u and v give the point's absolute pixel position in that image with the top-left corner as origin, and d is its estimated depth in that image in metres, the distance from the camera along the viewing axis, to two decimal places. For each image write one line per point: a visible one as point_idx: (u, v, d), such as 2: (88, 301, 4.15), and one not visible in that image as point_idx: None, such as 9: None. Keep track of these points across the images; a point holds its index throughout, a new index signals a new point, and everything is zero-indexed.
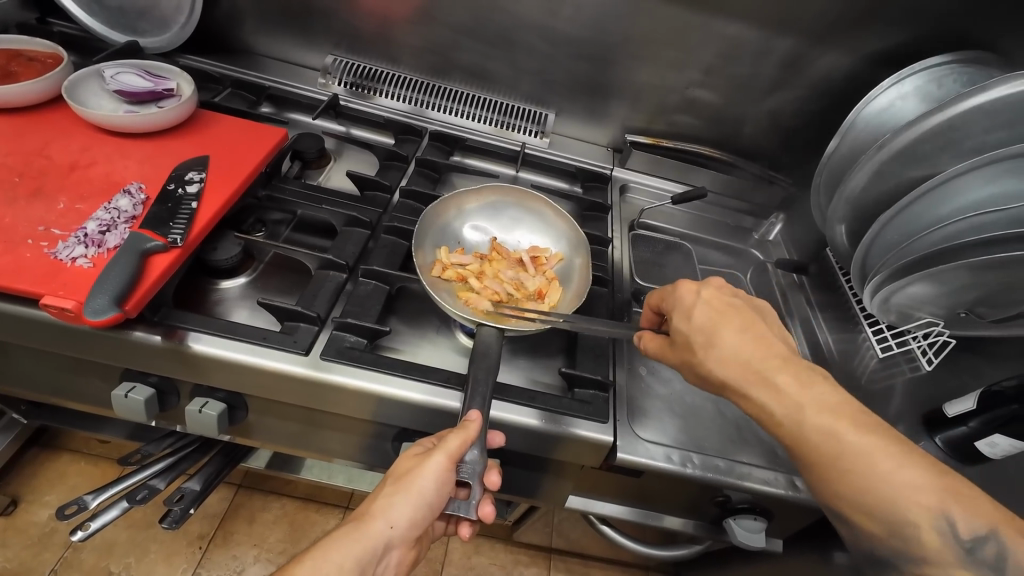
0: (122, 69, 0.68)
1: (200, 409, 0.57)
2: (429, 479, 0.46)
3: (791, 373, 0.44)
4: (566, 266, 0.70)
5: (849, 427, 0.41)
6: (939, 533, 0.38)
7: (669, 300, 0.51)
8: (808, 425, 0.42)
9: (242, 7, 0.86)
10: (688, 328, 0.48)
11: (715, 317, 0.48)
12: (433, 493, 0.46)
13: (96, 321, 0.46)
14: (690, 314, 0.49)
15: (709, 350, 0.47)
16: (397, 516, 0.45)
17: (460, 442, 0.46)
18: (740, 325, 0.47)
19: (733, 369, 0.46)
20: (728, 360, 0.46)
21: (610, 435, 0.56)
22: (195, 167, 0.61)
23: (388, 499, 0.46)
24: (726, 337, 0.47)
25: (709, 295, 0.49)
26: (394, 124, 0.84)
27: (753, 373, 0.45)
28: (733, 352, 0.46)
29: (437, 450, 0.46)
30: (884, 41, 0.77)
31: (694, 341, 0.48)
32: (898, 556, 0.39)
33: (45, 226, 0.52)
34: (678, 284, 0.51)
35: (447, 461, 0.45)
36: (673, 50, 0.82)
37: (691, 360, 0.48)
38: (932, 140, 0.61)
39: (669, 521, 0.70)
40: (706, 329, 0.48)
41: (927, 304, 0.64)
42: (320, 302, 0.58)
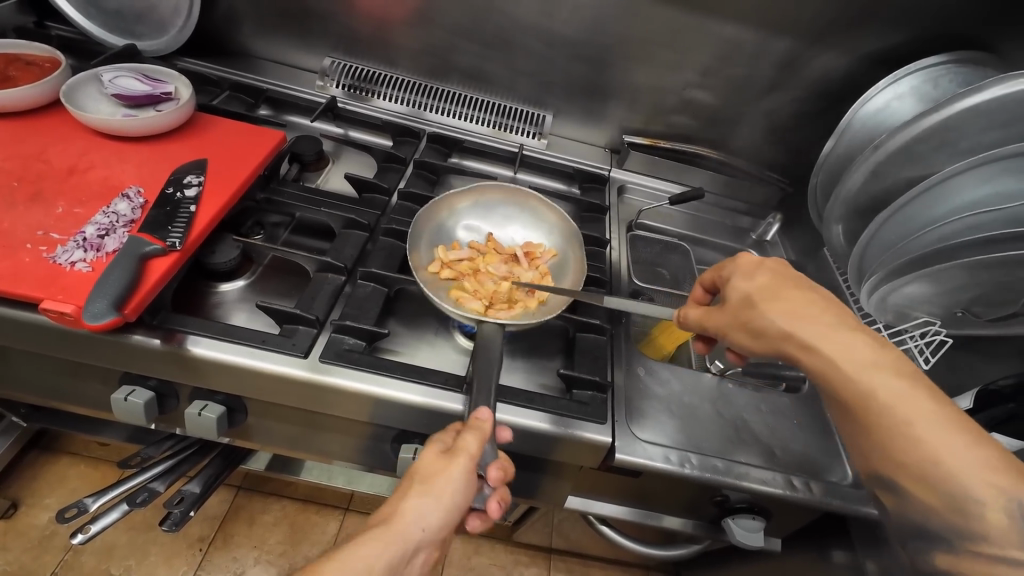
0: (120, 73, 0.68)
1: (200, 412, 0.57)
2: (457, 481, 0.46)
3: (862, 335, 0.42)
4: (561, 260, 0.70)
5: (920, 395, 0.37)
6: (1007, 513, 0.33)
7: (728, 269, 0.51)
8: (876, 384, 0.39)
9: (240, 10, 0.87)
10: (747, 288, 0.48)
11: (778, 279, 0.47)
12: (460, 495, 0.47)
13: (95, 325, 0.46)
14: (753, 276, 0.48)
15: (773, 304, 0.45)
16: (429, 518, 0.45)
17: (478, 440, 0.47)
18: (807, 290, 0.46)
19: (797, 320, 0.44)
20: (793, 311, 0.44)
21: (608, 436, 0.56)
22: (193, 170, 0.61)
23: (416, 503, 0.46)
24: (790, 293, 0.45)
25: (774, 266, 0.49)
26: (392, 126, 0.84)
27: (819, 328, 0.42)
28: (798, 308, 0.44)
29: (460, 451, 0.46)
30: (880, 41, 0.77)
31: (756, 298, 0.47)
32: (952, 533, 0.35)
33: (44, 230, 0.52)
34: (738, 256, 0.51)
35: (470, 462, 0.46)
36: (670, 51, 0.83)
37: (748, 315, 0.47)
38: (928, 140, 0.62)
39: (668, 520, 0.70)
40: (768, 288, 0.47)
41: (923, 303, 0.64)
42: (318, 304, 0.58)
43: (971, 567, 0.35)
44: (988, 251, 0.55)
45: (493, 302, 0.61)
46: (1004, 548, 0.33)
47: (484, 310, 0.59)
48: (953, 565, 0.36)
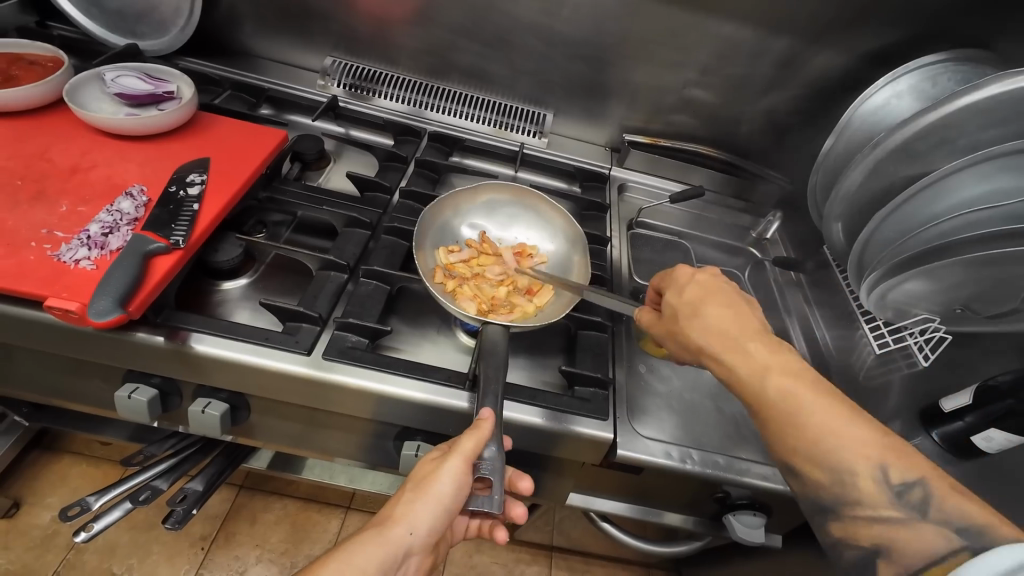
0: (122, 72, 0.68)
1: (203, 409, 0.57)
2: (446, 483, 0.46)
3: (764, 343, 0.46)
4: (564, 262, 0.71)
5: (804, 390, 0.43)
6: (874, 479, 0.40)
7: (666, 280, 0.53)
8: (769, 386, 0.44)
9: (241, 9, 0.87)
10: (678, 301, 0.50)
11: (700, 293, 0.50)
12: (451, 497, 0.46)
13: (100, 322, 0.46)
14: (682, 291, 0.51)
15: (694, 321, 0.49)
16: (418, 521, 0.46)
17: (474, 444, 0.46)
18: (726, 302, 0.49)
19: (711, 336, 0.47)
20: (709, 329, 0.48)
21: (610, 432, 0.57)
22: (196, 169, 0.62)
23: (408, 504, 0.46)
24: (709, 309, 0.48)
25: (702, 278, 0.51)
26: (394, 125, 0.85)
27: (728, 340, 0.47)
28: (712, 324, 0.48)
29: (453, 453, 0.46)
30: (879, 40, 0.78)
31: (680, 313, 0.50)
32: (840, 504, 0.41)
33: (48, 229, 0.52)
34: (675, 268, 0.52)
35: (462, 463, 0.46)
36: (670, 49, 0.83)
37: (675, 329, 0.50)
38: (927, 138, 0.62)
39: (669, 517, 0.70)
40: (692, 303, 0.49)
41: (923, 300, 0.65)
42: (321, 302, 0.58)
43: (858, 530, 0.41)
44: (986, 248, 0.55)
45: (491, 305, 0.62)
46: (878, 508, 0.40)
47: (480, 312, 0.60)
48: (845, 531, 0.42)
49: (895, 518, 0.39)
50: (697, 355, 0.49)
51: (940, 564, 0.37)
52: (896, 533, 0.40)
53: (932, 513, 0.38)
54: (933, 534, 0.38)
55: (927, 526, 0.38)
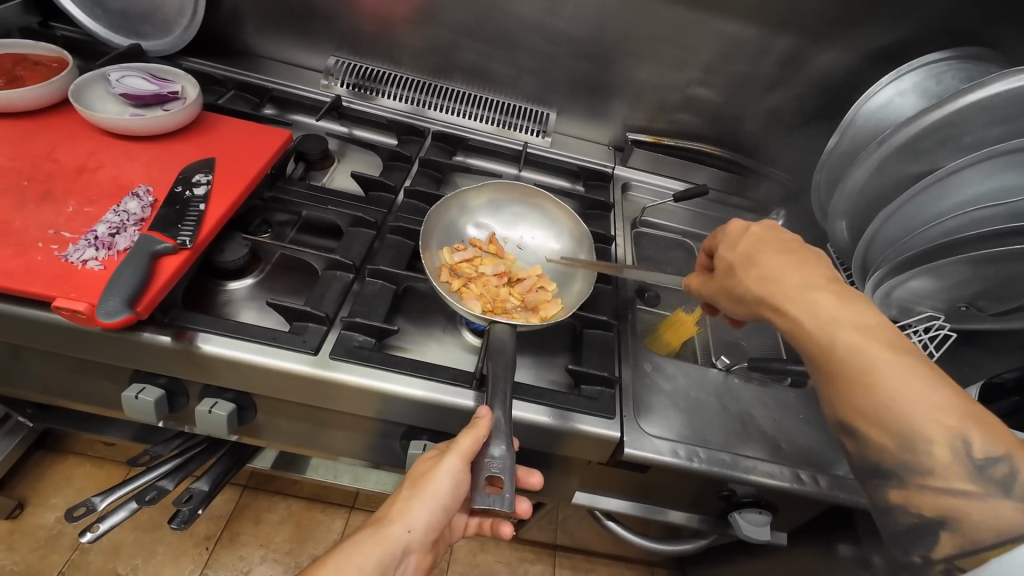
0: (127, 73, 0.68)
1: (210, 409, 0.57)
2: (443, 481, 0.46)
3: (835, 295, 0.42)
4: (570, 262, 0.71)
5: (879, 346, 0.39)
6: (953, 450, 0.36)
7: (719, 238, 0.53)
8: (841, 339, 0.40)
9: (244, 10, 0.87)
10: (731, 255, 0.50)
11: (756, 246, 0.48)
12: (448, 495, 0.47)
13: (108, 323, 0.46)
14: (736, 243, 0.50)
15: (750, 270, 0.47)
16: (415, 519, 0.46)
17: (472, 441, 0.46)
18: (788, 252, 0.47)
19: (770, 285, 0.45)
20: (768, 277, 0.46)
21: (617, 431, 0.57)
22: (202, 169, 0.62)
23: (404, 503, 0.47)
24: (768, 258, 0.47)
25: (759, 230, 0.50)
26: (397, 125, 0.85)
27: (789, 289, 0.44)
28: (772, 273, 0.46)
29: (451, 451, 0.46)
30: (883, 38, 0.78)
31: (734, 265, 0.49)
32: (905, 470, 0.38)
33: (55, 229, 0.52)
34: (728, 223, 0.52)
35: (460, 460, 0.46)
36: (673, 48, 0.83)
37: (729, 283, 0.49)
38: (932, 135, 0.62)
39: (673, 515, 0.71)
40: (746, 255, 0.49)
41: (928, 298, 0.65)
42: (328, 301, 0.58)
43: (919, 499, 0.38)
44: (990, 245, 0.55)
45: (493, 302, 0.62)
46: (949, 479, 0.36)
47: (484, 308, 0.60)
48: (905, 499, 0.38)
49: (971, 492, 0.35)
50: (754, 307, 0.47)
51: (1013, 541, 0.33)
52: (960, 503, 0.36)
53: (1015, 489, 0.34)
54: (1013, 512, 0.34)
55: (1003, 501, 0.35)
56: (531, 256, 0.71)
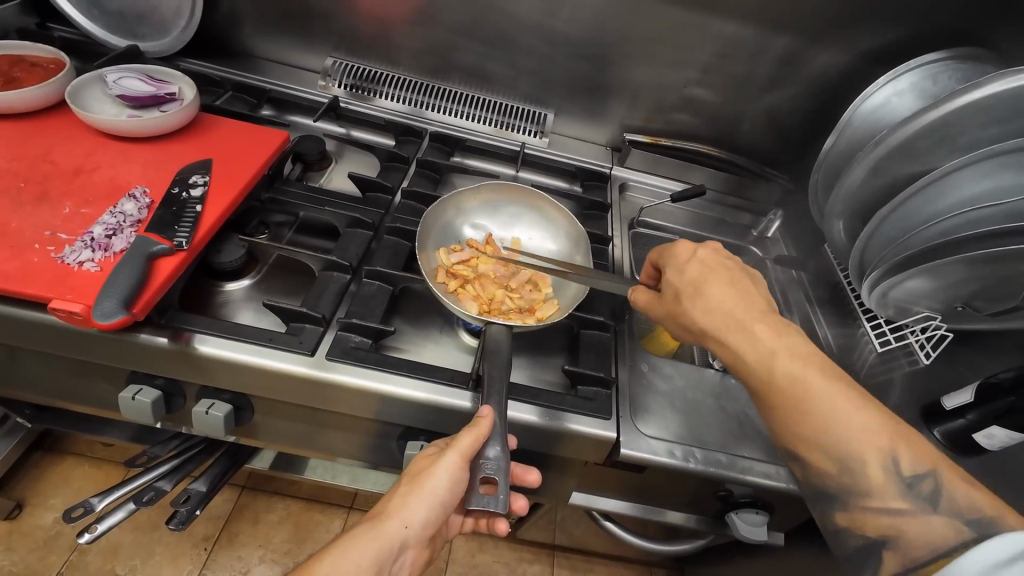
0: (124, 73, 0.68)
1: (207, 410, 0.57)
2: (441, 478, 0.47)
3: (773, 329, 0.46)
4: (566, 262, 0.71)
5: (815, 376, 0.43)
6: (885, 471, 0.40)
7: (667, 256, 0.53)
8: (778, 369, 0.44)
9: (243, 11, 0.87)
10: (678, 280, 0.51)
11: (703, 275, 0.50)
12: (446, 492, 0.47)
13: (104, 324, 0.46)
14: (682, 269, 0.51)
15: (697, 300, 0.49)
16: (412, 515, 0.47)
17: (472, 439, 0.46)
18: (730, 282, 0.50)
19: (715, 318, 0.48)
20: (713, 310, 0.48)
21: (613, 431, 0.57)
22: (198, 170, 0.62)
23: (402, 499, 0.47)
24: (713, 291, 0.49)
25: (704, 256, 0.52)
26: (395, 126, 0.85)
27: (732, 323, 0.47)
28: (718, 306, 0.48)
29: (452, 448, 0.46)
30: (880, 39, 0.78)
31: (682, 292, 0.50)
32: (851, 496, 0.42)
33: (52, 231, 0.52)
34: (676, 243, 0.54)
35: (459, 459, 0.46)
36: (671, 49, 0.83)
37: (677, 310, 0.51)
38: (928, 136, 0.62)
39: (671, 515, 0.71)
40: (693, 282, 0.50)
41: (925, 298, 0.65)
42: (324, 302, 0.58)
43: (865, 521, 0.42)
44: (986, 245, 0.55)
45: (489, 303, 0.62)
46: (886, 500, 0.40)
47: (480, 310, 0.60)
48: (853, 522, 0.42)
49: (904, 509, 0.40)
50: (701, 336, 0.49)
51: (944, 557, 0.37)
52: (901, 522, 0.40)
53: (942, 506, 0.39)
54: (943, 526, 0.38)
55: (936, 518, 0.39)
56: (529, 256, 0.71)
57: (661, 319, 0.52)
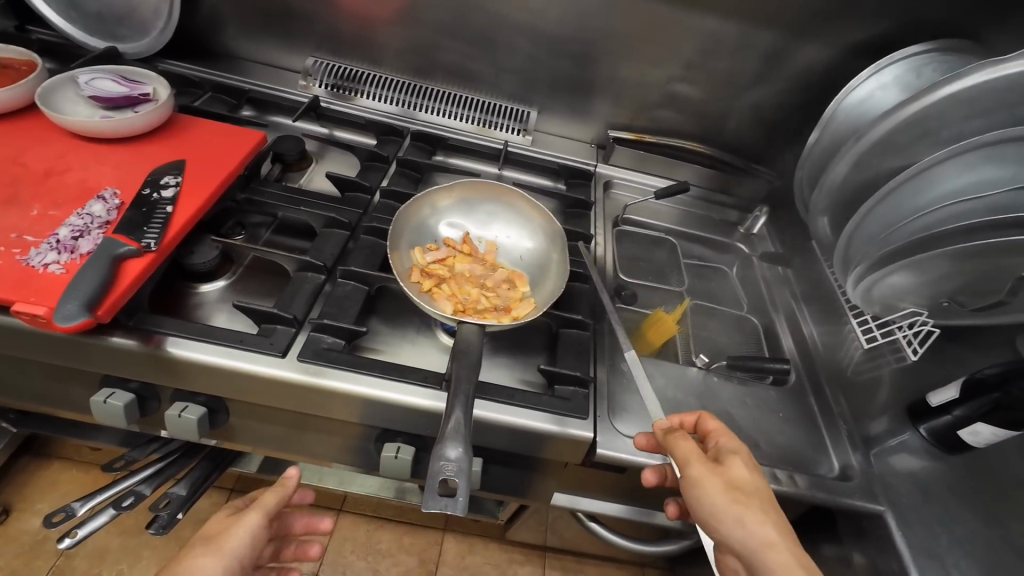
0: (97, 75, 0.67)
1: (179, 413, 0.57)
2: (242, 537, 0.51)
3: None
4: (543, 260, 0.70)
5: None
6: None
7: (729, 442, 0.52)
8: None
9: (222, 10, 0.86)
10: (736, 467, 0.49)
11: (772, 492, 0.48)
12: (247, 551, 0.51)
13: (67, 327, 0.45)
14: (752, 465, 0.50)
15: (756, 498, 0.47)
16: (201, 573, 0.47)
17: (275, 496, 0.55)
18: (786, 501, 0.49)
19: (770, 523, 0.46)
20: (782, 529, 0.46)
21: (591, 432, 0.55)
22: (171, 171, 0.61)
23: (195, 558, 0.48)
24: (771, 503, 0.47)
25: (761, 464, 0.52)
26: (376, 125, 0.84)
27: (784, 538, 0.45)
28: (786, 527, 0.46)
29: (253, 508, 0.53)
30: (863, 32, 0.77)
31: (745, 484, 0.48)
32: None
33: (18, 233, 0.51)
34: (738, 439, 0.53)
35: (263, 517, 0.53)
36: (654, 45, 0.82)
37: (732, 494, 0.47)
38: (910, 129, 0.62)
39: (661, 517, 0.71)
40: (766, 490, 0.48)
41: (909, 293, 0.64)
42: (298, 304, 0.58)
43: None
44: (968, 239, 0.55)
45: (463, 302, 0.61)
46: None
47: (453, 309, 0.59)
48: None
49: None
50: (756, 544, 0.45)
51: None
52: None
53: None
54: None
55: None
56: (507, 254, 0.71)
57: (710, 493, 0.46)
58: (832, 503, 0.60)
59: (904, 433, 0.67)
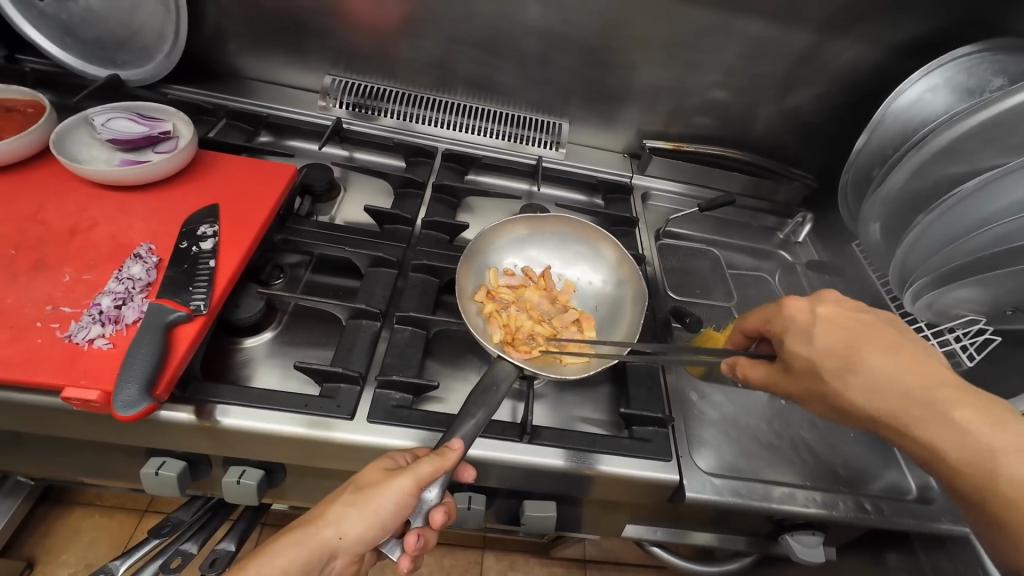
0: (112, 114, 0.63)
1: (238, 479, 0.53)
2: (389, 500, 0.42)
3: (968, 406, 0.39)
4: (614, 314, 0.65)
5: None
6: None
7: (783, 325, 0.47)
8: (1001, 467, 0.37)
9: (228, 28, 0.80)
10: (812, 354, 0.45)
11: (845, 342, 0.44)
12: (392, 516, 0.43)
13: (126, 415, 0.42)
14: (811, 338, 0.45)
15: (851, 377, 0.43)
16: (349, 527, 0.42)
17: (433, 469, 0.43)
18: (884, 347, 0.43)
19: (884, 398, 0.42)
20: (878, 388, 0.42)
21: (675, 474, 0.54)
22: (207, 219, 0.57)
23: (342, 507, 0.43)
24: (868, 365, 0.42)
25: (828, 312, 0.45)
26: (404, 147, 0.80)
27: (916, 405, 0.40)
28: (881, 379, 0.42)
29: (405, 471, 0.43)
30: (911, 31, 0.74)
31: (825, 367, 0.44)
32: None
33: (53, 304, 0.48)
34: (786, 305, 0.48)
35: (412, 485, 0.43)
36: (691, 51, 0.78)
37: (822, 388, 0.44)
38: (976, 138, 0.57)
39: (700, 537, 0.66)
40: (840, 351, 0.43)
41: (969, 303, 0.59)
42: (357, 357, 0.55)
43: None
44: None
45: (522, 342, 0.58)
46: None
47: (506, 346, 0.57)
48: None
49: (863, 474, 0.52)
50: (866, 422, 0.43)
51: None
52: None
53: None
54: None
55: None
56: (582, 300, 0.67)
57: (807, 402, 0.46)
58: (921, 529, 0.58)
59: None
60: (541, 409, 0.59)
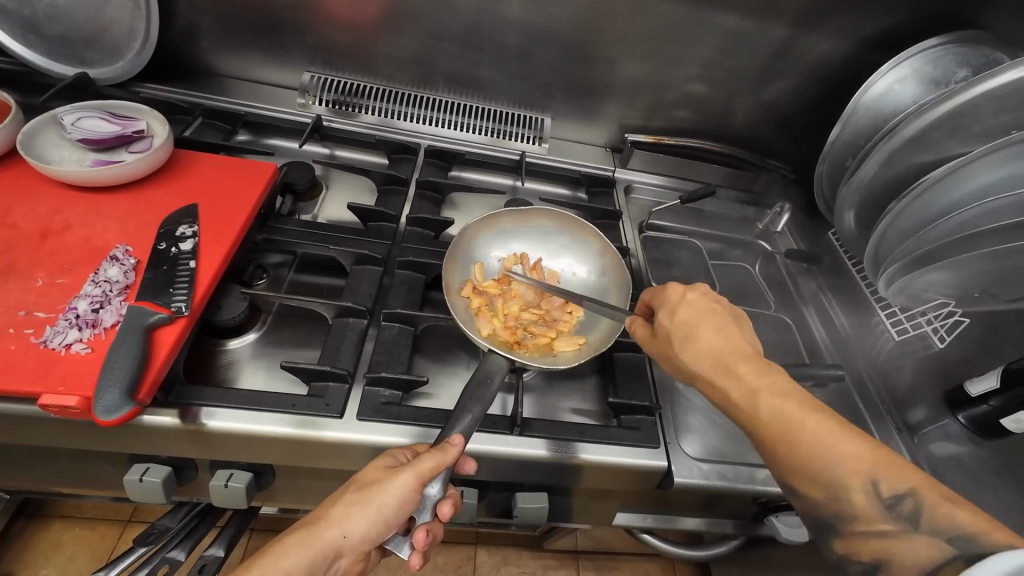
0: (83, 113, 0.61)
1: (226, 483, 0.52)
2: (393, 496, 0.42)
3: (752, 365, 0.46)
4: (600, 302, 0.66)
5: (795, 408, 0.43)
6: (866, 493, 0.40)
7: (656, 297, 0.51)
8: (761, 405, 0.44)
9: (201, 23, 0.78)
10: (670, 322, 0.49)
11: (686, 312, 0.49)
12: (395, 512, 0.43)
13: (109, 420, 0.41)
14: (674, 310, 0.49)
15: (687, 343, 0.48)
16: (353, 525, 0.42)
17: (435, 464, 0.43)
18: (716, 325, 0.48)
19: (706, 360, 0.47)
20: (701, 351, 0.47)
21: (664, 461, 0.56)
22: (185, 219, 0.56)
23: (347, 506, 0.42)
24: (703, 334, 0.48)
25: (695, 298, 0.49)
26: (387, 144, 0.80)
27: (724, 365, 0.46)
28: (704, 349, 0.47)
29: (408, 467, 0.43)
30: (882, 23, 0.76)
31: (674, 334, 0.48)
32: (838, 520, 0.41)
33: (26, 310, 0.47)
34: (666, 283, 0.51)
35: (415, 481, 0.43)
36: (670, 44, 0.79)
37: (670, 353, 0.49)
38: (942, 127, 0.59)
39: (688, 522, 0.66)
40: (687, 324, 0.48)
41: (939, 287, 0.61)
42: (345, 356, 0.54)
43: (857, 546, 0.41)
44: (999, 241, 0.52)
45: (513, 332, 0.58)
46: (872, 523, 0.40)
47: (494, 338, 0.57)
48: (848, 549, 0.42)
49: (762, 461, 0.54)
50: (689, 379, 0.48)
51: None
52: (892, 547, 0.39)
53: (923, 524, 0.38)
54: (927, 546, 0.38)
55: (920, 537, 0.38)
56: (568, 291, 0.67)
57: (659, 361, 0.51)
58: None
59: (943, 419, 0.68)
60: (532, 402, 0.60)
